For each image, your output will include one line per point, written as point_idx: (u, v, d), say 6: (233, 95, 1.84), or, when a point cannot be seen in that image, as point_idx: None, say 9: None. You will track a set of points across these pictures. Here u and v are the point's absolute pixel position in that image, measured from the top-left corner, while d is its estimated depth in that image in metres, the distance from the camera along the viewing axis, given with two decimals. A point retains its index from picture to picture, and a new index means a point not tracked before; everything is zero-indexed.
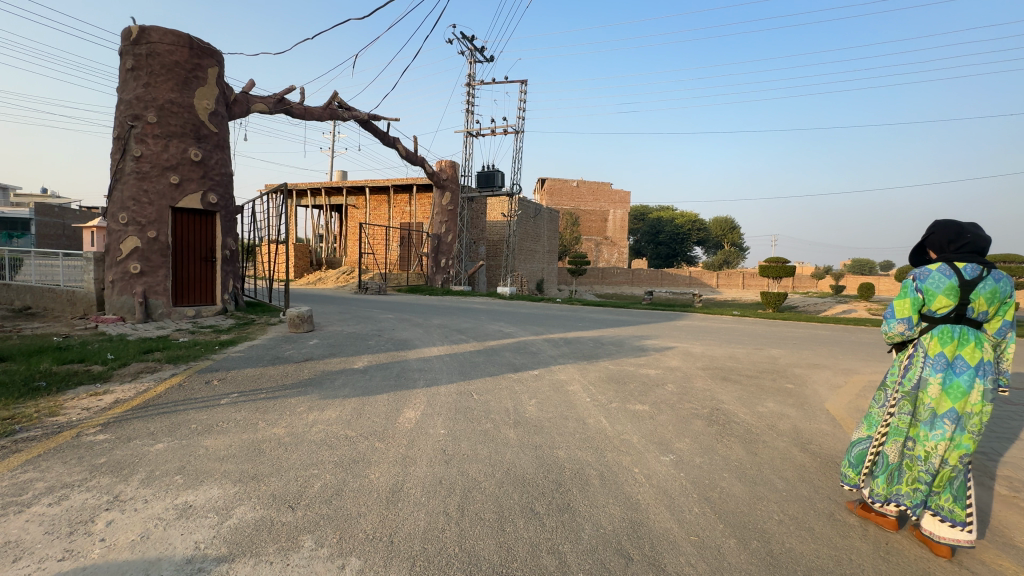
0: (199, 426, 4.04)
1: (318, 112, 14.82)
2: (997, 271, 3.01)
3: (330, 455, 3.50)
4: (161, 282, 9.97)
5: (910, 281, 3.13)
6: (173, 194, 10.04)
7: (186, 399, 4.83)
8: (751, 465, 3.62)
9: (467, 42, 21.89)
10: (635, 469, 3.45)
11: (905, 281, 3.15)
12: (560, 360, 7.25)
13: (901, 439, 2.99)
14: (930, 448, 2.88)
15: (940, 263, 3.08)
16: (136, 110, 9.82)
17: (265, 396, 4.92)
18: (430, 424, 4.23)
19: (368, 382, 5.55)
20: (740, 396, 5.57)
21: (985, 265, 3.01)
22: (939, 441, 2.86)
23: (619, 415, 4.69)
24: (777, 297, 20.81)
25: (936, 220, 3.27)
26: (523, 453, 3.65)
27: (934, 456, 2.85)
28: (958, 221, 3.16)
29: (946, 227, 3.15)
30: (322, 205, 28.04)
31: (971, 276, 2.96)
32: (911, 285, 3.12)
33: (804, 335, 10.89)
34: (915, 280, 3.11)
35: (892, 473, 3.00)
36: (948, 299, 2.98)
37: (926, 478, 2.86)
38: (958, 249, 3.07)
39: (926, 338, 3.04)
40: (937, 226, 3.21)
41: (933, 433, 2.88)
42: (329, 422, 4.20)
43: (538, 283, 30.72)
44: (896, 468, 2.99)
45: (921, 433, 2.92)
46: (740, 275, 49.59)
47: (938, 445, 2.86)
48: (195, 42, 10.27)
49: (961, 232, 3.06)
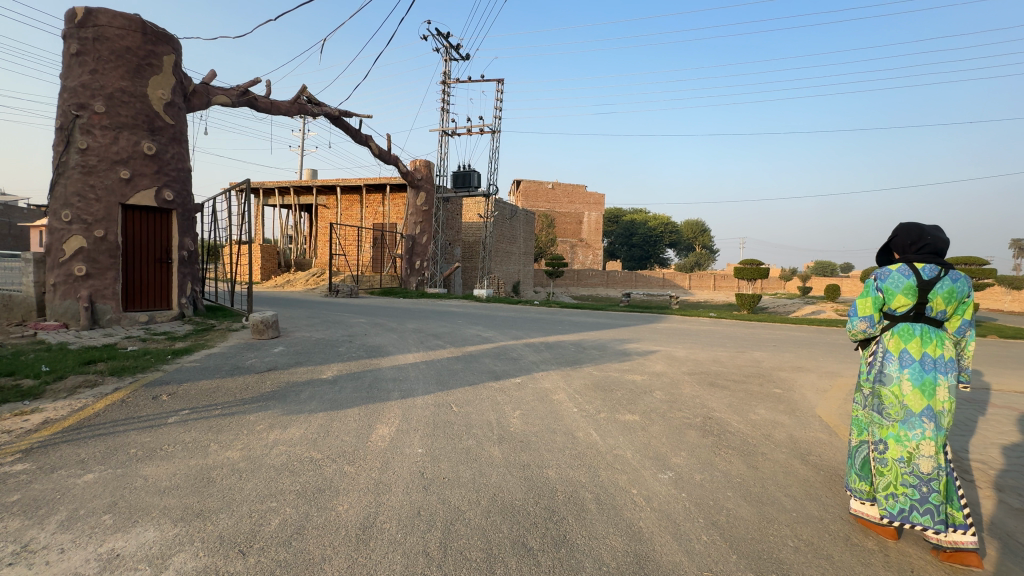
0: (140, 450, 3.55)
1: (285, 106, 14.13)
2: (955, 271, 3.00)
3: (292, 483, 3.08)
4: (109, 285, 9.20)
5: (871, 280, 3.14)
6: (123, 190, 9.28)
7: (128, 418, 4.28)
8: (754, 482, 3.38)
9: (443, 39, 21.39)
10: (633, 491, 3.16)
11: (866, 281, 3.15)
12: (542, 366, 6.94)
13: (872, 436, 3.00)
14: (911, 449, 2.84)
15: (900, 264, 3.10)
16: (81, 99, 9.05)
17: (220, 413, 4.42)
18: (406, 442, 3.85)
19: (338, 394, 5.11)
20: (730, 403, 5.37)
21: (942, 265, 3.02)
22: (907, 439, 2.85)
23: (610, 427, 4.39)
24: (752, 299, 21.10)
25: (901, 224, 3.30)
26: (511, 475, 3.30)
27: (917, 457, 2.81)
28: (920, 223, 3.17)
29: (910, 229, 3.18)
30: (292, 204, 27.05)
31: (929, 276, 2.97)
32: (872, 285, 3.14)
33: (782, 338, 10.88)
34: (876, 280, 3.12)
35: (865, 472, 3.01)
36: (907, 298, 3.00)
37: (911, 479, 2.81)
38: (919, 250, 3.08)
39: (887, 336, 3.04)
40: (900, 228, 3.24)
41: (913, 432, 2.84)
42: (291, 442, 3.75)
43: (514, 285, 30.45)
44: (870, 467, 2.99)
45: (901, 433, 2.87)
46: (712, 277, 50.52)
47: (907, 442, 2.85)
48: (148, 27, 9.55)
49: (922, 236, 3.08)
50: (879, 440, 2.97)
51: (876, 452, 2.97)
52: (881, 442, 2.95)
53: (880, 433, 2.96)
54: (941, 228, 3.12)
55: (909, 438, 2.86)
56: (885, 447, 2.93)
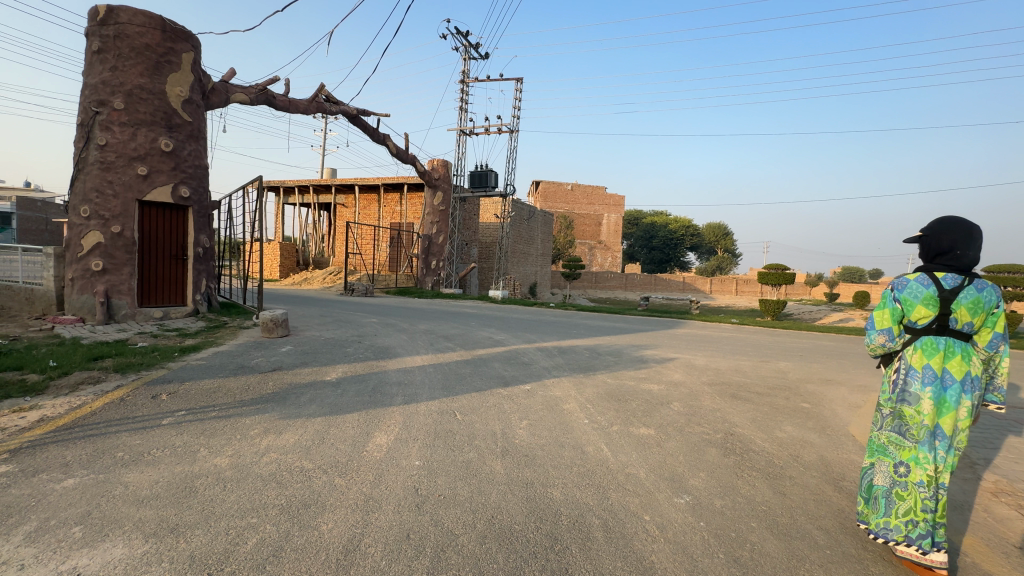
0: (128, 454, 3.41)
1: (304, 104, 14.15)
2: (981, 280, 2.93)
3: (277, 496, 2.88)
4: (125, 281, 9.25)
5: (888, 290, 3.07)
6: (141, 187, 9.34)
7: (124, 418, 4.17)
8: (781, 511, 3.05)
9: (462, 38, 21.26)
10: (645, 518, 2.86)
11: (883, 292, 3.07)
12: (553, 372, 6.67)
13: (890, 458, 2.88)
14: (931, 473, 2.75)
15: (919, 273, 3.03)
16: (101, 95, 9.15)
17: (216, 416, 4.27)
18: (403, 453, 3.62)
19: (339, 398, 4.92)
20: (753, 418, 5.01)
21: (965, 270, 3.00)
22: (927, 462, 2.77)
23: (622, 442, 4.09)
24: (776, 305, 20.39)
25: (942, 216, 3.06)
26: (511, 495, 3.04)
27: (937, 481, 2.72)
28: (958, 229, 2.99)
29: (946, 230, 3.03)
30: (312, 203, 27.30)
31: (951, 286, 2.91)
32: (889, 296, 3.06)
33: (809, 346, 10.35)
34: (893, 290, 3.06)
35: (881, 496, 2.86)
36: (927, 309, 2.92)
37: (930, 505, 2.71)
38: (942, 263, 3.03)
39: (909, 351, 2.97)
40: (934, 229, 3.07)
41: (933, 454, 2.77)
42: (283, 450, 3.56)
43: (531, 286, 30.18)
44: (883, 490, 2.87)
45: (923, 455, 2.78)
46: (734, 281, 49.23)
47: (928, 465, 2.77)
48: (167, 25, 9.60)
49: (948, 248, 3.01)
50: (898, 462, 2.85)
51: (894, 475, 2.85)
52: (901, 465, 2.84)
53: (900, 455, 2.85)
54: (977, 236, 2.97)
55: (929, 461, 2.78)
56: (905, 470, 2.82)
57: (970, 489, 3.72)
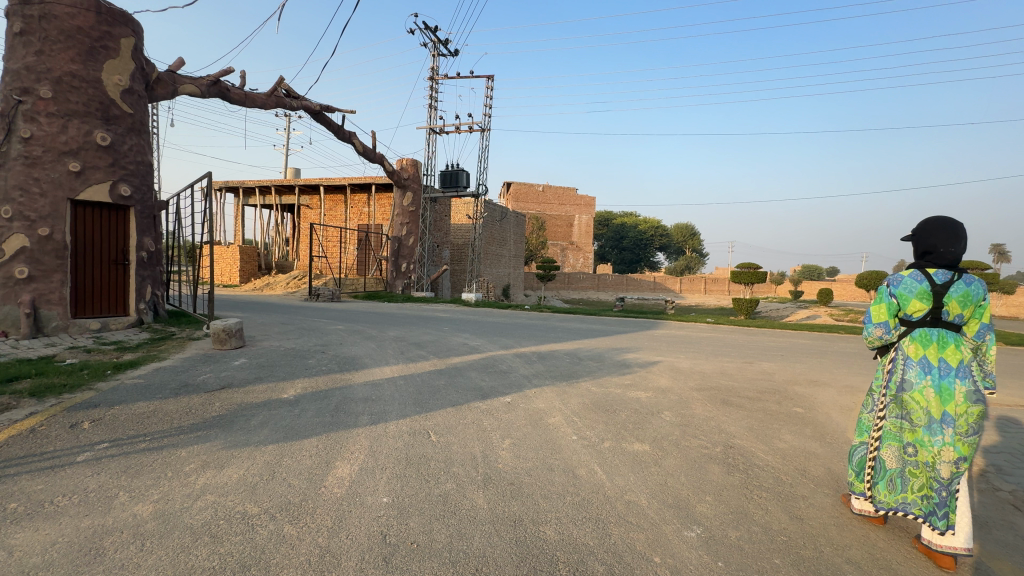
0: (24, 505, 2.77)
1: (261, 99, 13.25)
2: (969, 274, 2.86)
3: (207, 557, 2.32)
4: (56, 289, 8.30)
5: (885, 286, 3.02)
6: (73, 184, 8.41)
7: (29, 455, 3.49)
8: (804, 541, 2.70)
9: (430, 33, 20.62)
10: (655, 559, 2.46)
11: (880, 287, 3.04)
12: (535, 380, 6.25)
13: (898, 440, 2.87)
14: (935, 454, 2.72)
15: (912, 268, 2.97)
16: (25, 83, 8.20)
17: (146, 448, 3.63)
18: (370, 487, 3.10)
19: (295, 419, 4.35)
20: (749, 426, 4.71)
21: (955, 269, 2.88)
22: (931, 444, 2.74)
23: (617, 461, 3.68)
24: (750, 304, 20.63)
25: (936, 216, 2.99)
26: (497, 537, 2.58)
27: (941, 461, 2.70)
28: (946, 228, 2.91)
29: (933, 228, 2.96)
30: (273, 204, 26.12)
31: (943, 281, 2.84)
32: (886, 290, 3.01)
33: (788, 346, 10.26)
34: (889, 286, 3.00)
35: (891, 476, 2.88)
36: (922, 303, 2.86)
37: (937, 484, 2.69)
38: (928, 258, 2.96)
39: (905, 342, 2.91)
40: (925, 226, 3.01)
41: (936, 437, 2.73)
42: (222, 491, 2.98)
43: (504, 288, 29.71)
44: (896, 471, 2.87)
45: (923, 438, 2.76)
46: (703, 279, 50.14)
47: (931, 447, 2.74)
48: (103, 6, 8.71)
49: (931, 248, 2.95)
50: (905, 444, 2.84)
51: (903, 455, 2.84)
52: (908, 446, 2.83)
53: (906, 437, 2.84)
54: (965, 235, 2.86)
55: (932, 444, 2.74)
56: (912, 450, 2.81)
57: (987, 499, 3.46)
